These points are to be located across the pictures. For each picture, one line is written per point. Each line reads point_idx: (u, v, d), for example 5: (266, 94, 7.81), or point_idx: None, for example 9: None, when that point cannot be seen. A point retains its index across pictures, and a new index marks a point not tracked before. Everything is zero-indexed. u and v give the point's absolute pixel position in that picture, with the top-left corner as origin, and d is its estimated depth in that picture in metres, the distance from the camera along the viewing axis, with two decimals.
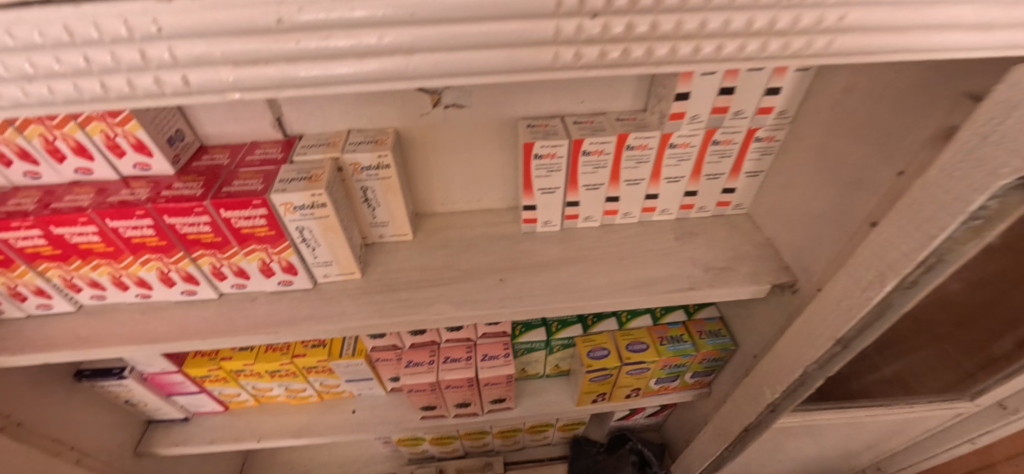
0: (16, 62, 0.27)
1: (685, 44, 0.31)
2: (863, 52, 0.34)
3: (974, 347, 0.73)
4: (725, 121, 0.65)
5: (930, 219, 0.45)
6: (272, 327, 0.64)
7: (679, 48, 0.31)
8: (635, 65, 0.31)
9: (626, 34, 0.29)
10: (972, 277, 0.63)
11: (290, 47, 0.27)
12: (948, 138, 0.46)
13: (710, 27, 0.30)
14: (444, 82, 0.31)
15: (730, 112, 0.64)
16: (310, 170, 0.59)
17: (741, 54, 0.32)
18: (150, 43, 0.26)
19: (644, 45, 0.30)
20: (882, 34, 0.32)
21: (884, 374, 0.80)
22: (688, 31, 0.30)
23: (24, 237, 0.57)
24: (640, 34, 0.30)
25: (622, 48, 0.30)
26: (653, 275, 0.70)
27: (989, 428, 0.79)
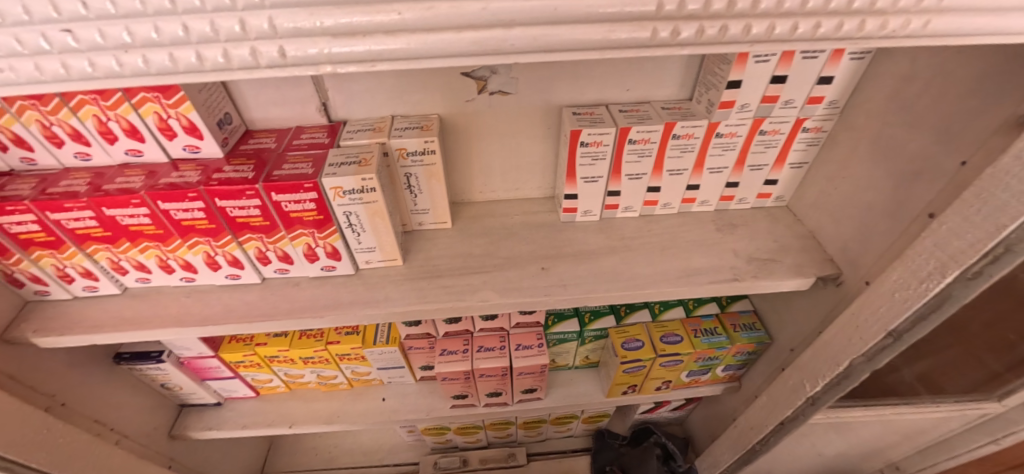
0: (116, 32, 0.27)
1: (783, 21, 0.30)
2: (957, 34, 0.33)
3: (1000, 345, 0.69)
4: (775, 110, 0.64)
5: (1001, 209, 0.44)
6: (315, 311, 0.64)
7: (777, 26, 0.30)
8: (730, 44, 0.30)
9: (726, 11, 0.29)
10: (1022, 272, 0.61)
11: (392, 19, 0.27)
12: (1022, 126, 0.45)
13: (811, 5, 0.29)
14: (536, 58, 0.30)
15: (781, 101, 0.63)
16: (359, 154, 0.60)
17: (836, 35, 0.32)
18: (252, 12, 0.27)
19: (744, 23, 0.29)
20: (982, 14, 0.31)
21: (905, 373, 0.78)
22: (790, 8, 0.29)
23: (76, 218, 0.58)
24: (740, 11, 0.29)
25: (720, 25, 0.29)
26: (694, 266, 0.70)
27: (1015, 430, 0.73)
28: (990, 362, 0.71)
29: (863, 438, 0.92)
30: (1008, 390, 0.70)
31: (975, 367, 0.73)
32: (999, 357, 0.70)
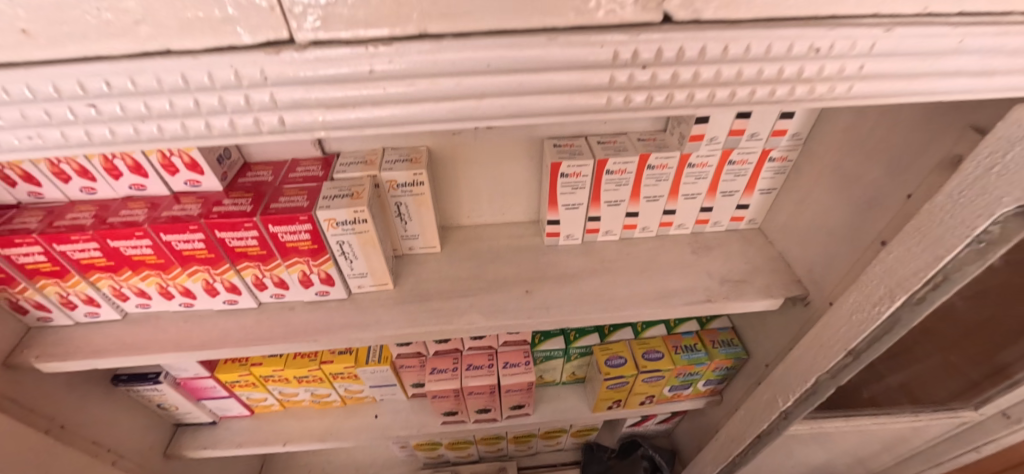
0: (135, 105, 0.31)
1: (722, 89, 0.34)
2: (881, 96, 0.37)
3: (977, 354, 0.69)
4: (742, 142, 0.69)
5: (938, 241, 0.48)
6: (310, 335, 0.67)
7: (717, 93, 0.34)
8: (676, 108, 0.34)
9: (671, 82, 0.33)
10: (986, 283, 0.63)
11: (377, 93, 0.31)
12: (956, 166, 0.49)
13: (745, 75, 0.33)
14: (506, 122, 0.34)
15: (747, 133, 0.68)
16: (351, 187, 0.63)
17: (771, 98, 0.36)
18: (255, 89, 0.30)
19: (686, 91, 0.33)
20: (899, 80, 0.36)
21: (889, 382, 0.79)
22: (726, 79, 0.33)
23: (81, 249, 0.61)
24: (682, 82, 0.33)
25: (666, 94, 0.33)
26: (671, 288, 0.74)
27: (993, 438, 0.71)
28: (969, 372, 0.71)
29: (840, 449, 0.95)
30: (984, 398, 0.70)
31: (954, 376, 0.73)
32: (977, 366, 0.70)
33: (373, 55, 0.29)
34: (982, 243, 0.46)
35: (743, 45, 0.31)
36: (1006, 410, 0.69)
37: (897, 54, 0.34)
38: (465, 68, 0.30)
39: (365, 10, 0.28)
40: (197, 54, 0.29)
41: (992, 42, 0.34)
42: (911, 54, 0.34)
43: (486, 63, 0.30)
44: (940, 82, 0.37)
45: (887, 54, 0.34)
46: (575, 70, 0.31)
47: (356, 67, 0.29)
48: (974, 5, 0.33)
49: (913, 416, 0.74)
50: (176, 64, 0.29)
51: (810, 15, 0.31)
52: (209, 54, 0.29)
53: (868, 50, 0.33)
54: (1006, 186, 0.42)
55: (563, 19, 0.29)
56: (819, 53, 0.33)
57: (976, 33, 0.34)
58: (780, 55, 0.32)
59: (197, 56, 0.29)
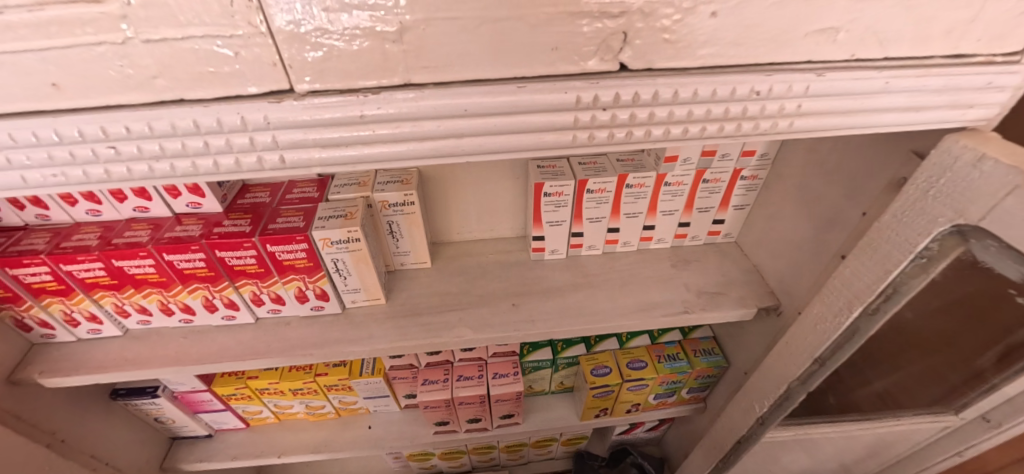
0: (151, 146, 0.35)
1: (676, 127, 0.38)
2: (819, 130, 0.41)
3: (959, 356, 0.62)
4: (714, 162, 0.73)
5: (885, 257, 0.52)
6: (305, 349, 0.71)
7: (671, 130, 0.38)
8: (635, 143, 0.38)
9: (630, 121, 0.37)
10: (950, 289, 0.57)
11: (367, 134, 0.35)
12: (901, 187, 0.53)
13: (695, 115, 0.37)
14: (483, 157, 0.38)
15: (718, 154, 0.72)
16: (345, 208, 0.67)
17: (721, 133, 0.40)
18: (259, 131, 0.34)
19: (644, 129, 0.37)
20: (833, 117, 0.40)
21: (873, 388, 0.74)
22: (678, 117, 0.37)
23: (87, 269, 0.64)
24: (640, 121, 0.37)
25: (626, 131, 0.37)
26: (650, 300, 0.77)
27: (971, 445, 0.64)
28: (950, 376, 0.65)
29: None
30: (962, 404, 0.63)
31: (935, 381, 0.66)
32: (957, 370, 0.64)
33: (364, 102, 0.33)
34: (924, 259, 0.50)
35: (691, 89, 0.36)
36: (986, 413, 0.61)
37: (828, 95, 0.38)
38: (444, 113, 0.34)
39: (357, 63, 0.31)
40: (208, 102, 0.33)
41: (912, 83, 0.39)
42: (841, 95, 0.39)
43: (464, 108, 0.34)
44: (871, 117, 0.41)
45: (820, 95, 0.38)
46: (543, 112, 0.35)
47: (348, 113, 0.33)
48: (896, 50, 0.37)
49: (895, 418, 0.69)
50: (190, 112, 0.33)
51: (751, 63, 0.35)
52: (219, 102, 0.33)
53: (804, 92, 0.38)
54: (940, 207, 0.46)
55: (531, 70, 0.33)
56: (759, 95, 0.37)
57: (896, 76, 0.38)
58: (723, 97, 0.36)
59: (208, 105, 0.33)
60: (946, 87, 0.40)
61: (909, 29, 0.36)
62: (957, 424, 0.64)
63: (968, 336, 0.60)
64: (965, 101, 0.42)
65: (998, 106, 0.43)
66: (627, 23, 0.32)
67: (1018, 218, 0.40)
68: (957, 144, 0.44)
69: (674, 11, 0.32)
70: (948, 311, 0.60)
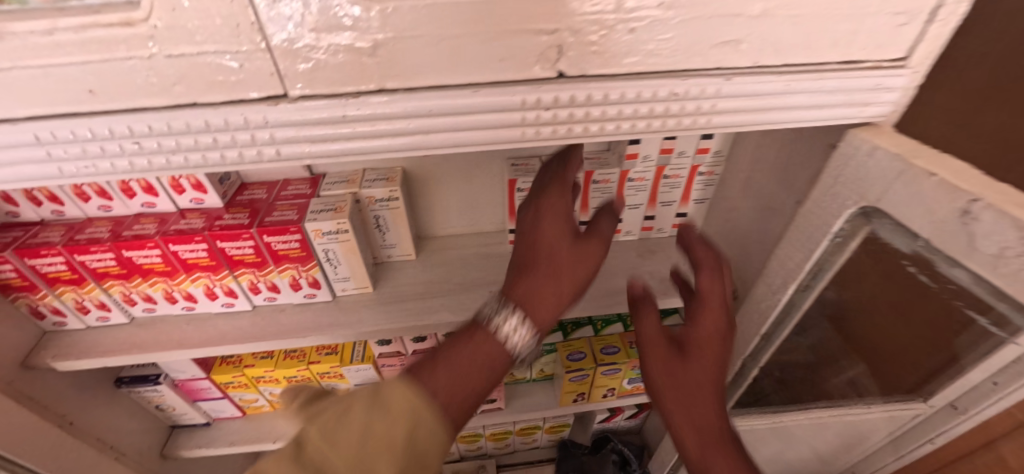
0: (169, 142, 0.41)
1: (610, 123, 0.45)
2: (735, 126, 0.49)
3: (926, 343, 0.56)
4: (672, 159, 0.80)
5: (810, 238, 0.60)
6: (300, 332, 0.77)
7: (606, 126, 0.45)
8: (576, 137, 0.45)
9: (569, 118, 0.44)
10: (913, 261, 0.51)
11: (347, 131, 0.42)
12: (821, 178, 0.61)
13: (625, 113, 0.44)
14: (446, 150, 0.45)
15: (675, 152, 0.80)
16: (335, 202, 0.73)
17: (650, 129, 0.47)
18: (259, 129, 0.41)
19: (582, 126, 0.45)
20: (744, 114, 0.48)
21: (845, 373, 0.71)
22: (610, 115, 0.44)
23: (99, 259, 0.70)
24: (578, 118, 0.44)
25: (567, 128, 0.45)
26: (616, 287, 0.85)
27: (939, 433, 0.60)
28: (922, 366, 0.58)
29: None
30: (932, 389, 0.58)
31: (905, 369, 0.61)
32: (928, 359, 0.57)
33: (346, 104, 0.40)
34: (841, 238, 0.58)
35: (618, 92, 0.43)
36: (954, 401, 0.56)
37: (737, 96, 0.46)
38: (413, 113, 0.41)
39: (339, 73, 0.39)
40: (216, 105, 0.40)
41: (810, 85, 0.47)
42: (748, 96, 0.46)
43: (428, 108, 0.41)
44: (779, 114, 0.49)
45: (731, 96, 0.46)
46: (494, 112, 0.42)
47: (331, 114, 0.40)
48: (793, 58, 0.45)
49: (864, 407, 0.67)
50: (201, 113, 0.40)
51: (668, 70, 0.43)
52: (226, 105, 0.40)
53: (717, 94, 0.45)
54: (847, 192, 0.53)
55: (484, 77, 0.40)
56: (679, 96, 0.45)
57: (795, 80, 0.46)
58: (647, 98, 0.44)
59: (217, 108, 0.40)
60: (842, 88, 0.48)
61: (801, 41, 0.44)
62: (927, 413, 0.60)
63: (905, 348, 0.59)
64: (860, 101, 0.49)
65: (891, 105, 0.51)
66: (559, 38, 0.39)
67: (903, 199, 0.48)
68: (856, 138, 0.51)
69: (599, 28, 0.39)
70: (877, 315, 0.61)
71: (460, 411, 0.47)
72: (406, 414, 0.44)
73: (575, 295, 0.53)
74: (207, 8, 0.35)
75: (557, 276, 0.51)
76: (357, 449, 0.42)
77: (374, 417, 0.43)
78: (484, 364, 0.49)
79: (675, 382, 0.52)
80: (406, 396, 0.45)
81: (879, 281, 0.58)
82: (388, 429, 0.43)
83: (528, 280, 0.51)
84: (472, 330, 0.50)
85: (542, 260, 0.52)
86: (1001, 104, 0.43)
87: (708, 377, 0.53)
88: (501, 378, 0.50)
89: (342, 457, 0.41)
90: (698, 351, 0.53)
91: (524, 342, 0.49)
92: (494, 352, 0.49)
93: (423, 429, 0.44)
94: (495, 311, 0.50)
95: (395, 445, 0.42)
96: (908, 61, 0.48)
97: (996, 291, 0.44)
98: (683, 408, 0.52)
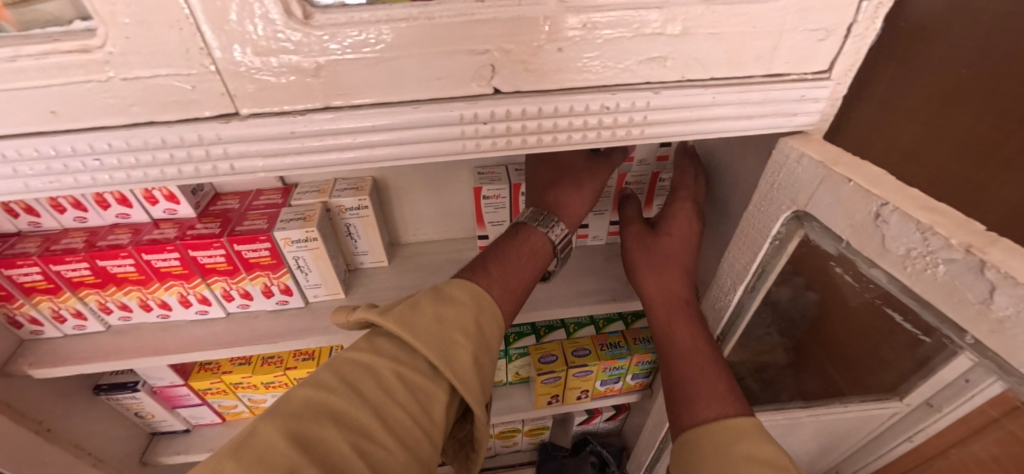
0: (128, 158, 0.44)
1: (546, 135, 0.49)
2: (666, 135, 0.52)
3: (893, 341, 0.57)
4: (633, 166, 0.83)
5: (752, 242, 0.63)
6: (273, 337, 0.80)
7: (543, 138, 0.49)
8: (514, 149, 0.49)
9: (507, 131, 0.48)
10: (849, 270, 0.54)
11: (297, 146, 0.45)
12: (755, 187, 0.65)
13: (559, 125, 0.48)
14: (393, 161, 0.48)
15: (636, 159, 0.83)
16: (304, 212, 0.76)
17: (585, 140, 0.51)
18: (213, 145, 0.44)
19: (520, 138, 0.49)
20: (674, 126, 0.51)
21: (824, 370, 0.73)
22: (546, 128, 0.48)
23: (73, 269, 0.72)
24: (516, 131, 0.48)
25: (505, 140, 0.49)
26: (581, 290, 0.87)
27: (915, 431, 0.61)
28: (894, 364, 0.59)
29: None
30: (904, 386, 0.59)
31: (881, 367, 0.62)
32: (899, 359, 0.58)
33: (294, 121, 0.43)
34: (778, 241, 0.61)
35: (551, 106, 0.47)
36: (929, 399, 0.56)
37: (665, 109, 0.49)
38: (359, 128, 0.45)
39: (285, 93, 0.42)
40: (171, 123, 0.43)
41: (736, 98, 0.50)
42: (676, 109, 0.50)
43: (372, 123, 0.45)
44: (709, 124, 0.52)
45: (660, 109, 0.49)
46: (435, 127, 0.46)
47: (280, 130, 0.44)
48: (718, 72, 0.48)
49: (842, 405, 0.70)
50: (158, 131, 0.43)
51: (598, 85, 0.47)
52: (180, 123, 0.43)
53: (646, 107, 0.49)
54: (780, 198, 0.57)
55: (423, 94, 0.44)
56: (609, 109, 0.48)
57: (720, 93, 0.49)
58: (579, 112, 0.47)
59: (172, 126, 0.43)
60: (767, 100, 0.51)
61: (723, 57, 0.47)
62: (903, 412, 0.61)
63: (877, 346, 0.60)
64: (786, 111, 0.53)
65: (817, 115, 0.54)
66: (491, 58, 0.42)
67: (826, 203, 0.50)
68: (786, 146, 0.55)
69: (528, 50, 0.43)
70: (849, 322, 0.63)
71: (515, 290, 0.67)
72: (470, 302, 0.61)
73: (588, 203, 0.77)
74: (159, 35, 0.38)
75: (578, 188, 0.76)
76: (435, 328, 0.57)
77: (444, 305, 0.60)
78: (534, 257, 0.72)
79: (655, 259, 0.74)
80: (467, 290, 0.62)
81: (845, 297, 0.60)
82: (457, 315, 0.59)
83: (559, 193, 0.76)
84: (517, 233, 0.73)
85: (566, 178, 0.76)
86: (958, 104, 0.47)
87: (678, 261, 0.74)
88: (546, 265, 0.75)
89: (425, 333, 0.57)
90: (667, 241, 0.75)
91: (561, 233, 0.74)
92: (537, 251, 0.72)
93: (483, 314, 0.61)
94: (535, 218, 0.74)
95: (465, 325, 0.59)
96: (830, 74, 0.51)
97: (924, 302, 0.44)
98: (659, 272, 0.74)
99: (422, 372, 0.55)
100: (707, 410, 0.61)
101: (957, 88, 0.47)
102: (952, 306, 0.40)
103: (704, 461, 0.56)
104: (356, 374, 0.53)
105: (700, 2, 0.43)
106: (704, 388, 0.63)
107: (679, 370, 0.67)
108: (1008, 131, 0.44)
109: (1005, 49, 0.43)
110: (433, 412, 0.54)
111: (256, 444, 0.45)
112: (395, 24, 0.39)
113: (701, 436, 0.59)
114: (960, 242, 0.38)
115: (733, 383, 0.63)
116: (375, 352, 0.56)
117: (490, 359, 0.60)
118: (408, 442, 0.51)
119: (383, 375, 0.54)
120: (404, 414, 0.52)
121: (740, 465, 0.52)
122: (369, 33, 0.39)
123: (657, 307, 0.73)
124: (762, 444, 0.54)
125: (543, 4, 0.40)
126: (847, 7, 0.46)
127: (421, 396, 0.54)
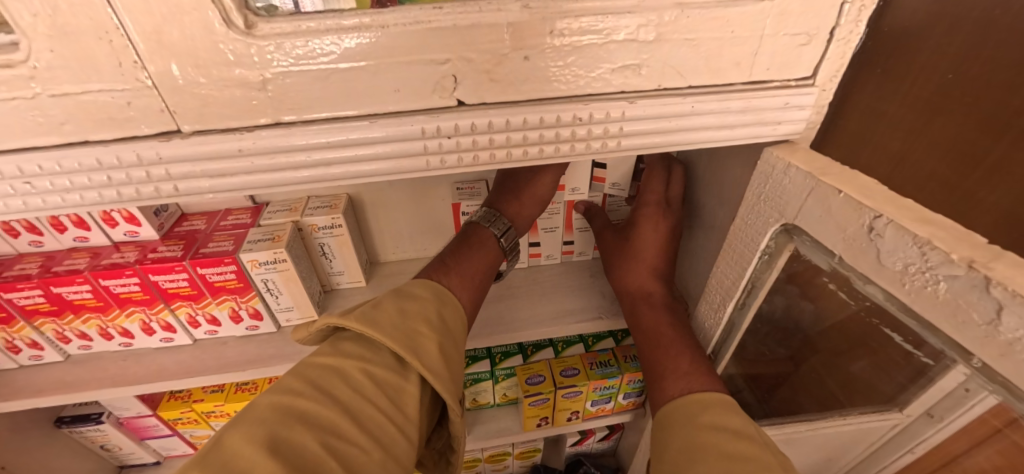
0: (61, 181, 0.42)
1: (516, 149, 0.47)
2: (644, 147, 0.50)
3: (896, 354, 0.53)
4: (607, 188, 0.81)
5: (740, 256, 0.61)
6: (241, 365, 0.76)
7: (513, 152, 0.47)
8: (483, 164, 0.47)
9: (473, 146, 0.45)
10: (843, 283, 0.51)
11: (248, 165, 0.43)
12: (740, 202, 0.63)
13: (529, 138, 0.46)
14: (353, 179, 0.46)
15: (609, 182, 0.81)
16: (274, 232, 0.72)
17: (558, 153, 0.48)
18: (153, 166, 0.42)
19: (488, 152, 0.46)
20: (652, 136, 0.49)
21: (823, 382, 0.68)
22: (516, 140, 0.46)
23: (26, 296, 0.68)
24: (482, 145, 0.46)
25: (472, 155, 0.46)
26: (567, 308, 0.84)
27: (920, 442, 0.56)
28: (897, 376, 0.55)
29: None
30: (906, 399, 0.55)
31: (881, 376, 0.58)
32: (903, 372, 0.53)
33: (242, 139, 0.41)
34: (768, 255, 0.58)
35: (519, 117, 0.44)
36: (929, 409, 0.53)
37: (642, 120, 0.47)
38: (313, 145, 0.42)
39: (230, 108, 0.40)
40: (106, 143, 0.40)
41: (717, 106, 0.47)
42: (654, 120, 0.47)
43: (327, 140, 0.43)
44: (689, 134, 0.49)
45: (635, 120, 0.47)
46: (397, 141, 0.44)
47: (229, 148, 0.41)
48: (697, 80, 0.46)
49: (841, 417, 0.66)
50: (92, 151, 0.40)
51: (567, 96, 0.44)
52: (116, 144, 0.40)
53: (622, 116, 0.46)
54: (769, 210, 0.54)
55: (381, 108, 0.42)
56: (583, 121, 0.46)
57: (699, 101, 0.47)
58: (548, 124, 0.45)
59: (107, 145, 0.40)
60: (749, 108, 0.48)
61: (701, 64, 0.45)
62: (905, 422, 0.57)
63: (874, 355, 0.56)
64: (771, 119, 0.50)
65: (804, 123, 0.51)
66: (453, 68, 0.40)
67: (815, 216, 0.47)
68: (772, 157, 0.52)
69: (491, 59, 0.40)
70: (839, 335, 0.60)
71: (475, 287, 0.67)
72: (431, 297, 0.59)
73: (537, 206, 0.76)
74: (86, 49, 0.35)
75: (519, 193, 0.74)
76: (400, 323, 0.54)
77: (405, 302, 0.57)
78: (485, 255, 0.71)
79: (631, 249, 0.75)
80: (427, 288, 0.61)
81: (838, 311, 0.58)
82: (419, 309, 0.57)
83: (504, 193, 0.74)
84: (468, 236, 0.72)
85: (510, 183, 0.74)
86: (949, 110, 0.43)
87: (650, 255, 0.75)
88: (499, 266, 0.73)
89: (389, 327, 0.53)
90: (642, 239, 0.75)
91: (504, 226, 0.73)
92: (485, 246, 0.71)
93: (446, 309, 0.60)
94: (486, 219, 0.73)
95: (429, 319, 0.56)
96: (814, 80, 0.48)
97: (926, 324, 0.41)
98: (633, 265, 0.75)
99: (391, 367, 0.52)
100: (673, 386, 0.63)
101: (943, 96, 0.43)
102: (955, 327, 0.37)
103: (673, 430, 0.57)
104: (323, 376, 0.50)
105: (674, 6, 0.40)
106: (670, 365, 0.65)
107: (652, 365, 0.68)
108: (993, 138, 0.40)
109: (983, 54, 0.40)
110: (405, 407, 0.50)
111: (224, 457, 0.40)
112: (346, 34, 0.37)
113: (683, 405, 0.59)
114: (962, 257, 0.35)
115: (698, 357, 0.65)
116: (339, 353, 0.52)
117: (458, 352, 0.58)
118: (382, 439, 0.47)
119: (351, 375, 0.50)
120: (376, 411, 0.48)
121: (708, 431, 0.53)
122: (316, 44, 0.37)
123: (626, 301, 0.75)
124: (732, 415, 0.54)
125: (506, 10, 0.38)
126: (829, 10, 0.43)
127: (390, 391, 0.50)
